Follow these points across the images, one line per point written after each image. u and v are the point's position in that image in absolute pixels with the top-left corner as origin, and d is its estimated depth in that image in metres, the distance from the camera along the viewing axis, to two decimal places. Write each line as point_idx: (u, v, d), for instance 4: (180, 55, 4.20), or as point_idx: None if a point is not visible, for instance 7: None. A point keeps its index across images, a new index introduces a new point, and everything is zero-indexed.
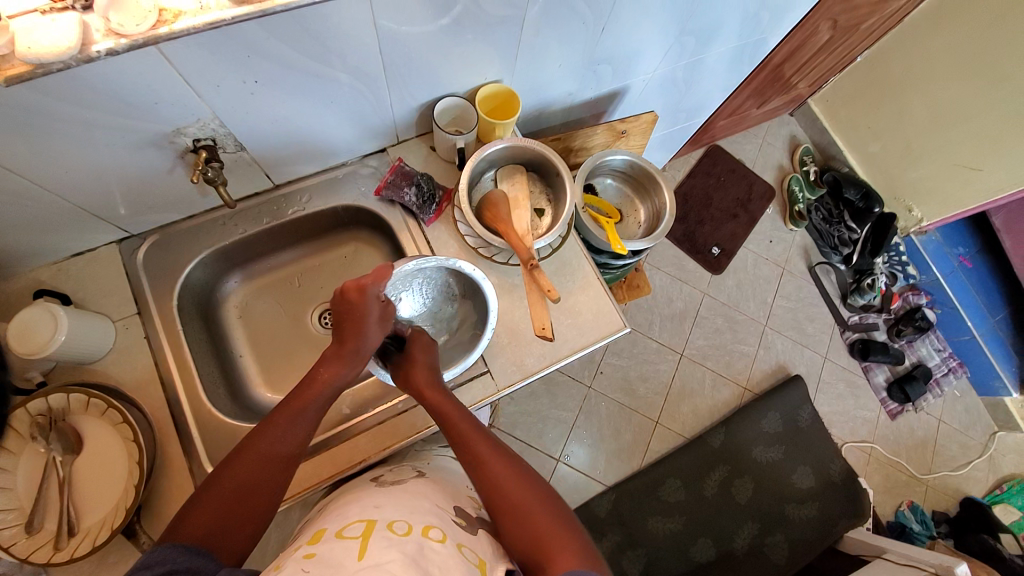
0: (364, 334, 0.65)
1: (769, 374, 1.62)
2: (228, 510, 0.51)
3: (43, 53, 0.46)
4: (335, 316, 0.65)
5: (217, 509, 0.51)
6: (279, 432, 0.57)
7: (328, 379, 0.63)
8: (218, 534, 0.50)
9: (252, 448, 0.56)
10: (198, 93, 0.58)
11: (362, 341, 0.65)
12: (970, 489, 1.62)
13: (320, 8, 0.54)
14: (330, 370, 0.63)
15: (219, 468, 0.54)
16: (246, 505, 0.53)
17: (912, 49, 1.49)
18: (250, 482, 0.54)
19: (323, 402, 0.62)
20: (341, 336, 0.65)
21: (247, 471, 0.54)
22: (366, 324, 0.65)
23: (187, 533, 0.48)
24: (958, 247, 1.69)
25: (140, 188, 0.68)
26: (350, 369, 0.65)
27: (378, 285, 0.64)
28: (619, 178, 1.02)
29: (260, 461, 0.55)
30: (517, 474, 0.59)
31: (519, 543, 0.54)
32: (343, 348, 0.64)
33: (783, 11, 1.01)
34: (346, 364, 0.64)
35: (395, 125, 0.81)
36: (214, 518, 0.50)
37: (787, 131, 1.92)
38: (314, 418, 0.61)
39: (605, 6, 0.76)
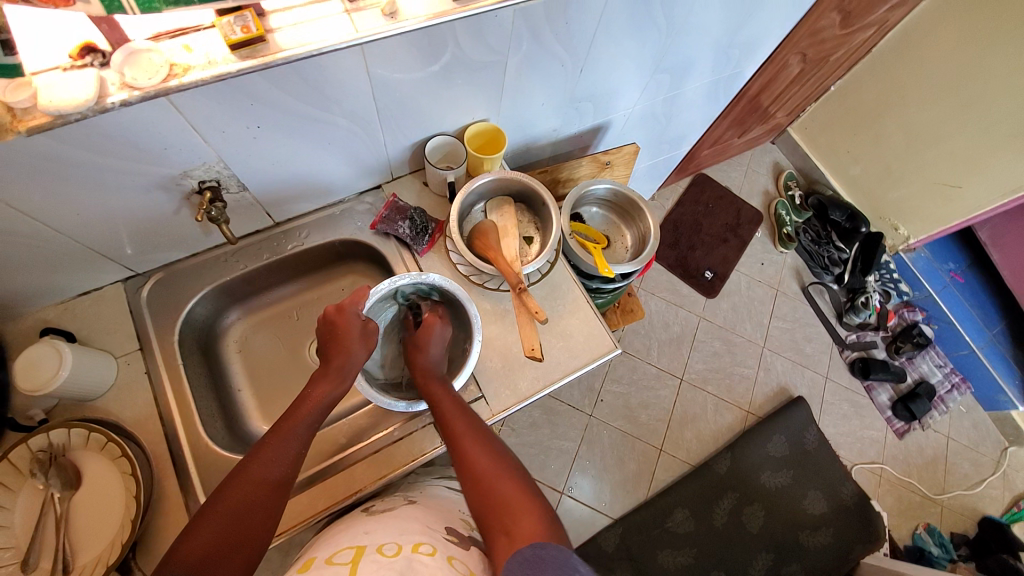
0: (350, 352, 0.69)
1: (772, 396, 1.61)
2: (223, 535, 0.52)
3: (62, 106, 0.51)
4: (322, 340, 0.72)
5: (212, 534, 0.52)
6: (271, 454, 0.59)
7: (319, 398, 0.66)
8: (213, 561, 0.50)
9: (245, 471, 0.57)
10: (205, 139, 0.63)
11: (348, 358, 0.69)
12: (986, 509, 1.58)
13: (319, 61, 0.60)
14: (321, 389, 0.67)
15: (214, 494, 0.56)
16: (241, 526, 0.54)
17: (881, 78, 1.58)
18: (242, 504, 0.55)
19: (315, 419, 0.65)
20: (328, 357, 0.69)
21: (240, 494, 0.55)
22: (350, 341, 0.70)
23: (180, 561, 0.49)
24: (948, 262, 1.72)
25: (147, 228, 0.72)
26: (338, 388, 0.68)
27: (356, 304, 0.72)
28: (604, 207, 1.06)
29: (253, 484, 0.57)
30: (490, 447, 0.62)
31: (484, 508, 0.56)
32: (329, 367, 0.68)
33: (752, 47, 1.08)
34: (335, 382, 0.67)
35: (390, 163, 0.86)
36: (210, 541, 0.51)
37: (770, 158, 1.99)
38: (303, 440, 0.63)
39: (583, 49, 0.82)
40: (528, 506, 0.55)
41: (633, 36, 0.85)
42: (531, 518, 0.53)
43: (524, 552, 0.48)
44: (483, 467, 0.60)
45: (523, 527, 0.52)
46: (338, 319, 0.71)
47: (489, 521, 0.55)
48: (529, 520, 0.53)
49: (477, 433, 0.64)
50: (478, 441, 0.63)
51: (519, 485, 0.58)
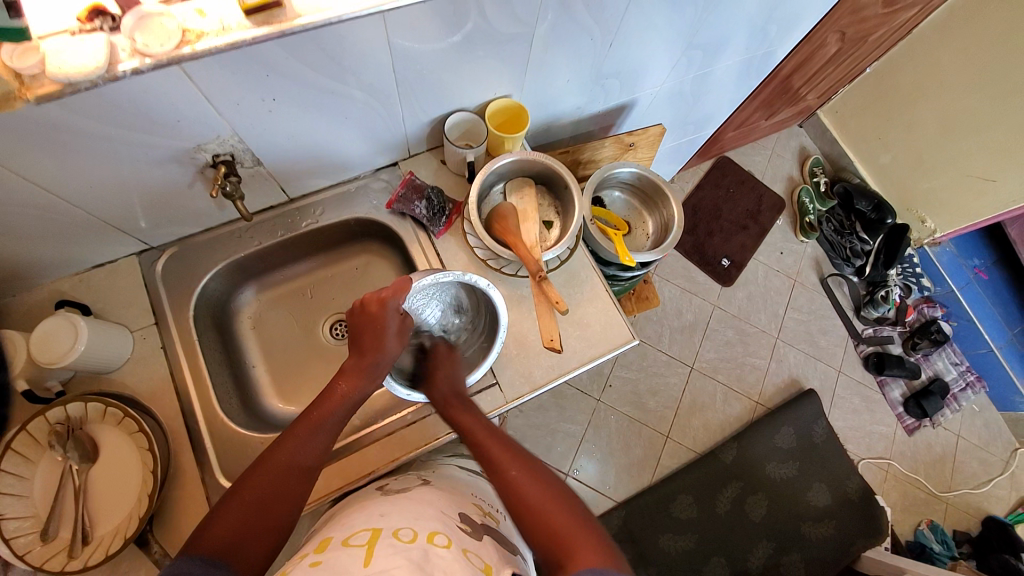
0: (385, 347, 0.67)
1: (782, 388, 1.60)
2: (249, 520, 0.52)
3: (72, 73, 0.48)
4: (354, 330, 0.68)
5: (242, 516, 0.52)
6: (299, 444, 0.59)
7: (342, 396, 0.64)
8: (239, 544, 0.50)
9: (271, 460, 0.57)
10: (219, 111, 0.60)
11: (381, 354, 0.67)
12: (991, 508, 1.58)
13: (338, 29, 0.56)
14: (343, 386, 0.65)
15: (240, 480, 0.56)
16: (269, 511, 0.54)
17: (920, 61, 1.49)
18: (269, 490, 0.55)
19: (341, 415, 0.64)
20: (360, 348, 0.67)
21: (268, 482, 0.56)
22: (384, 336, 0.67)
23: (208, 543, 0.49)
24: (973, 258, 1.67)
25: (161, 202, 0.70)
26: (367, 386, 0.66)
27: (398, 297, 0.67)
28: (626, 191, 1.03)
29: (280, 474, 0.57)
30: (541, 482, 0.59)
31: (540, 540, 0.54)
32: (358, 364, 0.67)
33: (790, 24, 1.02)
34: (365, 380, 0.66)
35: (407, 139, 0.83)
36: (238, 523, 0.52)
37: (796, 142, 1.92)
38: (330, 434, 0.62)
39: (614, 23, 0.77)
40: (585, 534, 0.54)
41: (667, 9, 0.80)
42: (587, 549, 0.51)
43: None
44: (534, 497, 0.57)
45: (581, 556, 0.50)
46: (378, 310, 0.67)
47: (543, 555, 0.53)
48: (587, 547, 0.51)
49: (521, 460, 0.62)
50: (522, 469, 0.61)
51: (571, 516, 0.56)
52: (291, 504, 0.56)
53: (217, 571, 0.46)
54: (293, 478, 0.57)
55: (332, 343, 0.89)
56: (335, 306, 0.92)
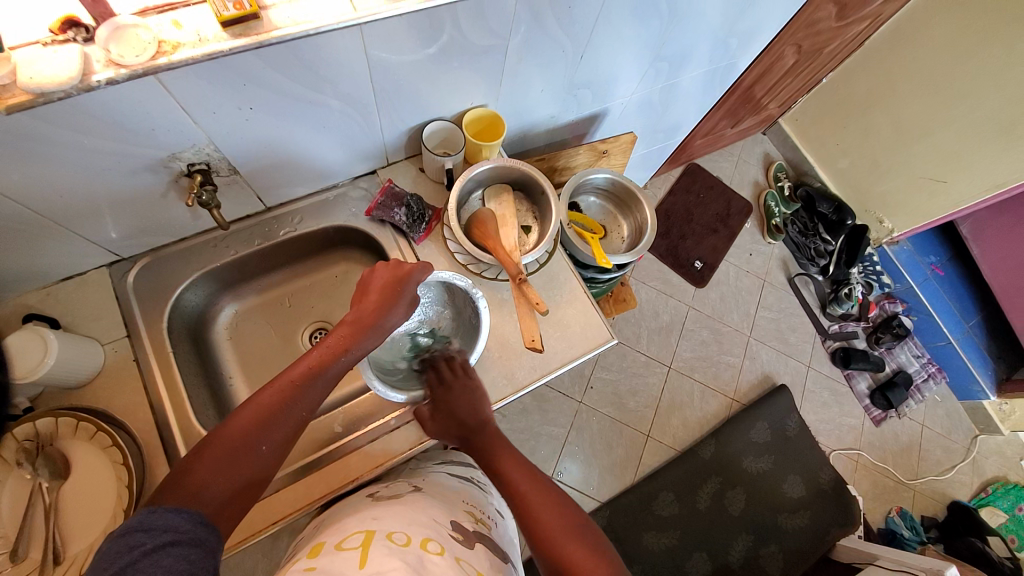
0: (388, 314, 0.66)
1: (756, 385, 1.65)
2: (234, 472, 0.51)
3: (44, 83, 0.48)
4: (362, 288, 0.68)
5: (226, 465, 0.50)
6: (296, 392, 0.57)
7: (340, 350, 0.61)
8: (221, 497, 0.49)
9: (260, 407, 0.54)
10: (195, 120, 0.60)
11: (387, 318, 0.66)
12: (956, 493, 1.66)
13: (315, 41, 0.57)
14: (341, 340, 0.62)
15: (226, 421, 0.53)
16: (254, 463, 0.52)
17: (873, 71, 1.58)
18: (258, 438, 0.53)
19: (340, 369, 0.61)
20: (366, 306, 0.65)
21: (257, 430, 0.53)
22: (394, 301, 0.67)
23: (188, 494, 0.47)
24: (930, 255, 1.76)
25: (134, 211, 0.69)
26: (368, 343, 0.64)
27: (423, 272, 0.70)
28: (602, 196, 1.06)
29: (274, 423, 0.54)
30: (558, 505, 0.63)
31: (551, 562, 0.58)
32: (363, 319, 0.64)
33: (750, 37, 1.08)
34: (366, 336, 0.64)
35: (385, 147, 0.84)
36: (222, 472, 0.50)
37: (761, 149, 2.00)
38: (326, 386, 0.59)
39: (584, 35, 0.80)
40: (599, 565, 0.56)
41: (635, 21, 0.84)
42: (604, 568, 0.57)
43: None
44: (550, 521, 0.61)
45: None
46: (399, 276, 0.69)
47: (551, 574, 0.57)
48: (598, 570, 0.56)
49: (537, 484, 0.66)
50: (542, 493, 0.65)
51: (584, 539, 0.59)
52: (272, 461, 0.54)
53: (199, 531, 0.46)
54: (282, 430, 0.55)
55: None
56: (313, 315, 0.91)
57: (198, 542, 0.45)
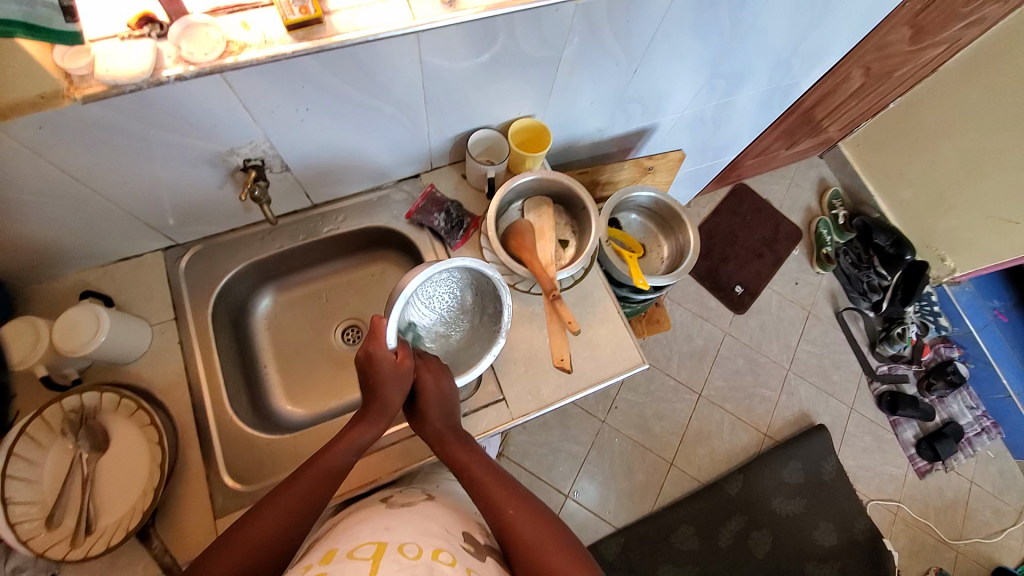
0: (389, 393, 0.66)
1: (791, 422, 1.57)
2: (241, 563, 0.53)
3: (118, 75, 0.50)
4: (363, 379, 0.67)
5: (238, 563, 0.53)
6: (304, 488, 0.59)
7: (353, 440, 0.64)
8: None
9: (268, 508, 0.57)
10: (255, 118, 0.62)
11: (388, 400, 0.66)
12: (1004, 560, 1.53)
13: (374, 46, 0.58)
14: (354, 432, 0.65)
15: (239, 522, 0.56)
16: (264, 556, 0.54)
17: (944, 100, 1.49)
18: (269, 536, 0.55)
19: (349, 459, 0.64)
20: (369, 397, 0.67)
21: (268, 529, 0.55)
22: (391, 382, 0.66)
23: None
24: (992, 299, 1.64)
25: (190, 201, 0.72)
26: (376, 429, 0.66)
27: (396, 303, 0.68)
28: (644, 215, 1.04)
29: (280, 524, 0.56)
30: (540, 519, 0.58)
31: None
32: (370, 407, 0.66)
33: (815, 57, 1.03)
34: (374, 424, 0.65)
35: (431, 152, 0.84)
36: (233, 570, 0.52)
37: (815, 174, 1.92)
38: (337, 478, 0.62)
39: (639, 49, 0.79)
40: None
41: (693, 37, 0.81)
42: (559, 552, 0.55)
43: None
44: (530, 537, 0.56)
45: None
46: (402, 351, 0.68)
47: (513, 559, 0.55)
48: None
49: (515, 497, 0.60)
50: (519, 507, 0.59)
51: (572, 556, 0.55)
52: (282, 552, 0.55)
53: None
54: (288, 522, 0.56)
55: (343, 348, 0.90)
56: (347, 312, 0.93)
57: None
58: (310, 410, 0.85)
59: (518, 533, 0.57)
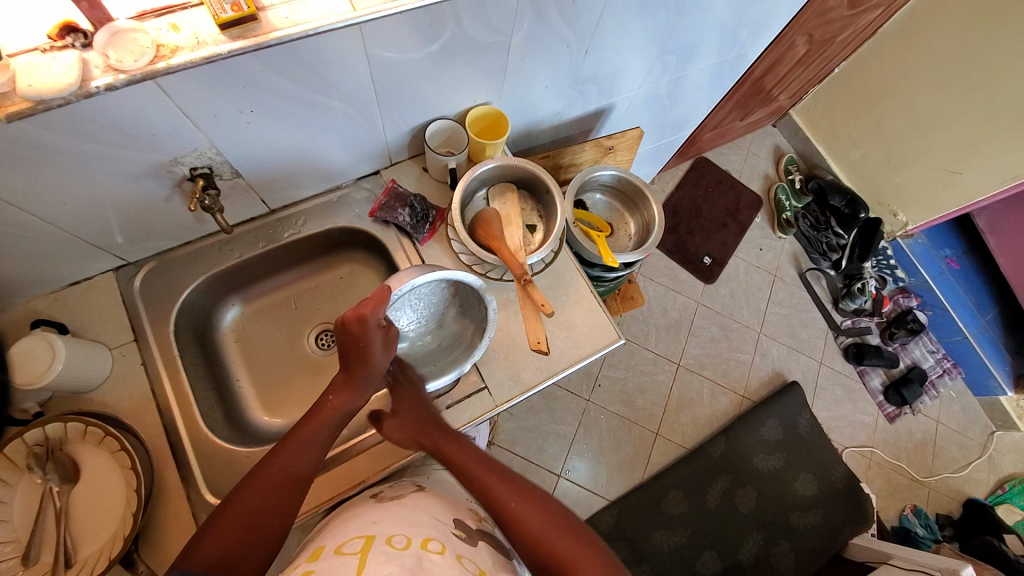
0: (372, 361, 0.67)
1: (766, 381, 1.63)
2: (238, 536, 0.53)
3: (43, 90, 0.48)
4: (340, 346, 0.67)
5: (232, 535, 0.53)
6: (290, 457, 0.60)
7: (333, 408, 0.65)
8: (231, 562, 0.52)
9: (259, 478, 0.58)
10: (197, 124, 0.60)
11: (370, 367, 0.67)
12: (972, 491, 1.63)
13: (315, 41, 0.57)
14: (335, 399, 0.66)
15: (230, 497, 0.56)
16: (261, 526, 0.55)
17: (887, 60, 1.54)
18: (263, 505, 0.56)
19: (332, 427, 0.65)
20: (348, 364, 0.67)
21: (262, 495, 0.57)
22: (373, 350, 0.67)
23: (198, 561, 0.50)
24: (945, 248, 1.72)
25: (138, 216, 0.69)
26: (359, 399, 0.67)
27: (379, 307, 0.65)
28: (608, 194, 1.05)
29: (273, 488, 0.57)
30: (532, 502, 0.60)
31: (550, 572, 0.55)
32: (350, 376, 0.67)
33: (760, 27, 1.05)
34: (356, 393, 0.67)
35: (388, 147, 0.83)
36: (227, 549, 0.52)
37: (771, 141, 1.97)
38: (321, 448, 0.63)
39: (588, 29, 0.78)
40: (591, 556, 0.56)
41: (640, 14, 0.82)
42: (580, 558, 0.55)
43: None
44: (535, 527, 0.57)
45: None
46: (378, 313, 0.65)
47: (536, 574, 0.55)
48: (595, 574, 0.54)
49: (513, 489, 0.61)
50: (522, 500, 0.60)
51: (575, 538, 0.57)
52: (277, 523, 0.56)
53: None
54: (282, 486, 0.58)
55: (318, 353, 0.88)
56: (321, 316, 0.91)
57: None
58: (289, 419, 0.84)
59: (521, 527, 0.58)
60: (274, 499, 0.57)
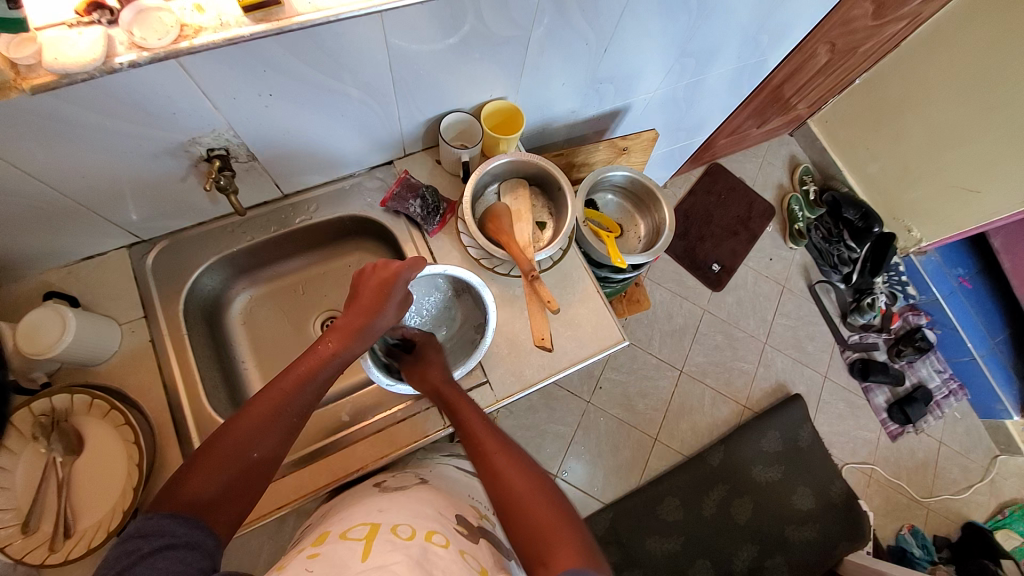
0: (381, 313, 0.67)
1: (769, 393, 1.62)
2: (228, 479, 0.52)
3: (68, 64, 0.48)
4: (354, 290, 0.68)
5: (222, 474, 0.52)
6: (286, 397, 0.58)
7: (331, 354, 0.62)
8: (217, 502, 0.51)
9: (255, 414, 0.56)
10: (216, 105, 0.61)
11: (377, 318, 0.66)
12: (971, 514, 1.61)
13: (336, 27, 0.57)
14: (332, 345, 0.63)
15: (223, 428, 0.55)
16: (253, 469, 0.54)
17: (909, 74, 1.52)
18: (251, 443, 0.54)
19: (331, 373, 0.62)
20: (358, 308, 0.66)
21: (254, 432, 0.55)
22: (384, 302, 0.67)
23: (185, 500, 0.49)
24: (958, 268, 1.69)
25: (154, 193, 0.70)
26: (357, 347, 0.65)
27: (412, 271, 0.69)
28: (619, 195, 1.04)
29: (263, 429, 0.55)
30: (522, 463, 0.60)
31: (519, 535, 0.53)
32: (353, 323, 0.65)
33: (781, 34, 1.04)
34: (355, 341, 0.64)
35: (403, 138, 0.83)
36: (214, 487, 0.51)
37: (786, 151, 1.95)
38: (316, 392, 0.61)
39: (609, 28, 0.78)
40: (565, 530, 0.53)
41: (662, 15, 0.81)
42: (565, 543, 0.51)
43: None
44: (517, 486, 0.57)
45: (560, 555, 0.50)
46: (388, 276, 0.68)
47: (518, 540, 0.53)
48: (565, 547, 0.51)
49: (504, 448, 0.61)
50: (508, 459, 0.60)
51: (557, 512, 0.55)
52: (270, 467, 0.55)
53: (196, 534, 0.48)
54: (279, 426, 0.56)
55: None
56: (327, 303, 0.91)
57: (194, 545, 0.47)
58: None
59: (504, 485, 0.57)
60: (264, 443, 0.55)
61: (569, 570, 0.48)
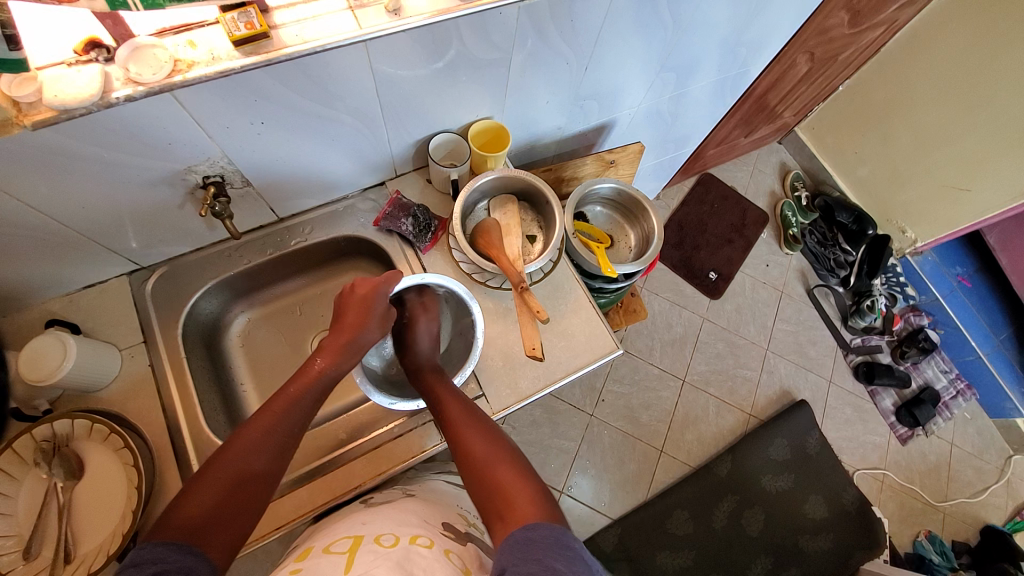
0: (365, 328, 0.69)
1: (774, 400, 1.60)
2: (222, 500, 0.53)
3: (67, 100, 0.51)
4: (337, 310, 0.71)
5: (215, 495, 0.53)
6: (278, 416, 0.59)
7: (318, 370, 0.64)
8: (211, 526, 0.51)
9: (247, 434, 0.57)
10: (210, 135, 0.63)
11: (362, 334, 0.68)
12: (989, 517, 1.57)
13: (323, 56, 0.60)
14: (320, 362, 0.65)
15: (216, 453, 0.56)
16: (246, 489, 0.55)
17: (892, 79, 1.56)
18: (245, 462, 0.55)
19: (319, 390, 0.64)
20: (342, 326, 0.68)
21: (246, 452, 0.56)
22: (368, 317, 0.69)
23: (178, 525, 0.49)
24: (955, 266, 1.71)
25: (152, 221, 0.72)
26: (345, 364, 0.66)
27: (389, 285, 0.71)
28: (608, 206, 1.06)
29: (254, 448, 0.57)
30: (481, 427, 0.63)
31: (484, 493, 0.57)
32: (337, 341, 0.67)
33: (759, 45, 1.07)
34: (343, 357, 0.66)
35: (393, 159, 0.86)
36: (207, 509, 0.51)
37: (777, 159, 1.97)
38: (308, 409, 0.62)
39: (588, 47, 0.81)
40: (524, 486, 0.56)
41: (640, 32, 0.84)
42: (524, 498, 0.54)
43: (517, 536, 0.49)
44: (478, 450, 0.60)
45: (517, 508, 0.53)
46: (368, 292, 0.70)
47: (483, 500, 0.56)
48: (524, 501, 0.54)
49: (468, 415, 0.64)
50: (471, 426, 0.63)
51: (518, 472, 0.58)
52: (263, 488, 0.56)
53: (190, 559, 0.47)
54: (273, 445, 0.58)
55: None
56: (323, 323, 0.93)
57: (189, 570, 0.47)
58: None
59: (467, 447, 0.61)
60: (257, 463, 0.56)
61: (528, 521, 0.51)
